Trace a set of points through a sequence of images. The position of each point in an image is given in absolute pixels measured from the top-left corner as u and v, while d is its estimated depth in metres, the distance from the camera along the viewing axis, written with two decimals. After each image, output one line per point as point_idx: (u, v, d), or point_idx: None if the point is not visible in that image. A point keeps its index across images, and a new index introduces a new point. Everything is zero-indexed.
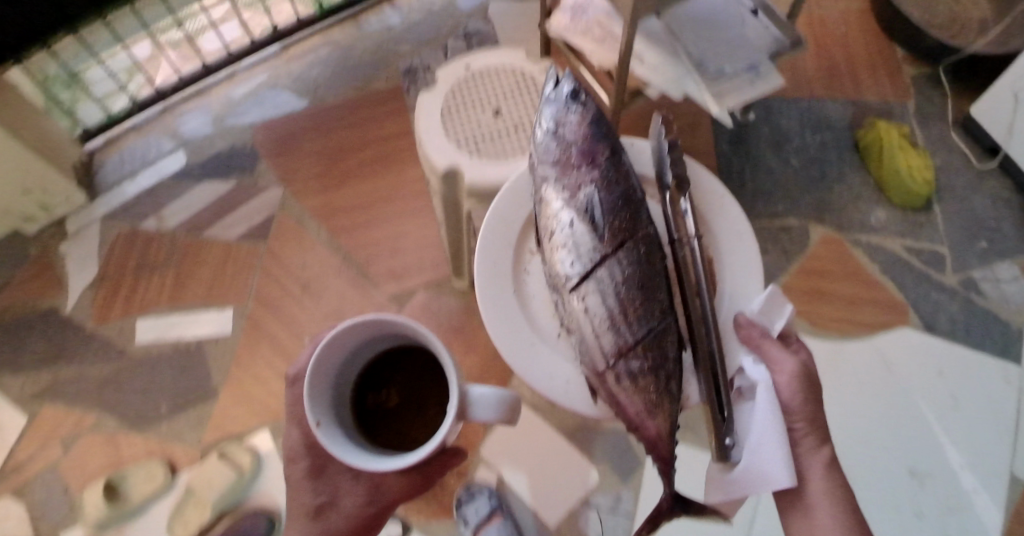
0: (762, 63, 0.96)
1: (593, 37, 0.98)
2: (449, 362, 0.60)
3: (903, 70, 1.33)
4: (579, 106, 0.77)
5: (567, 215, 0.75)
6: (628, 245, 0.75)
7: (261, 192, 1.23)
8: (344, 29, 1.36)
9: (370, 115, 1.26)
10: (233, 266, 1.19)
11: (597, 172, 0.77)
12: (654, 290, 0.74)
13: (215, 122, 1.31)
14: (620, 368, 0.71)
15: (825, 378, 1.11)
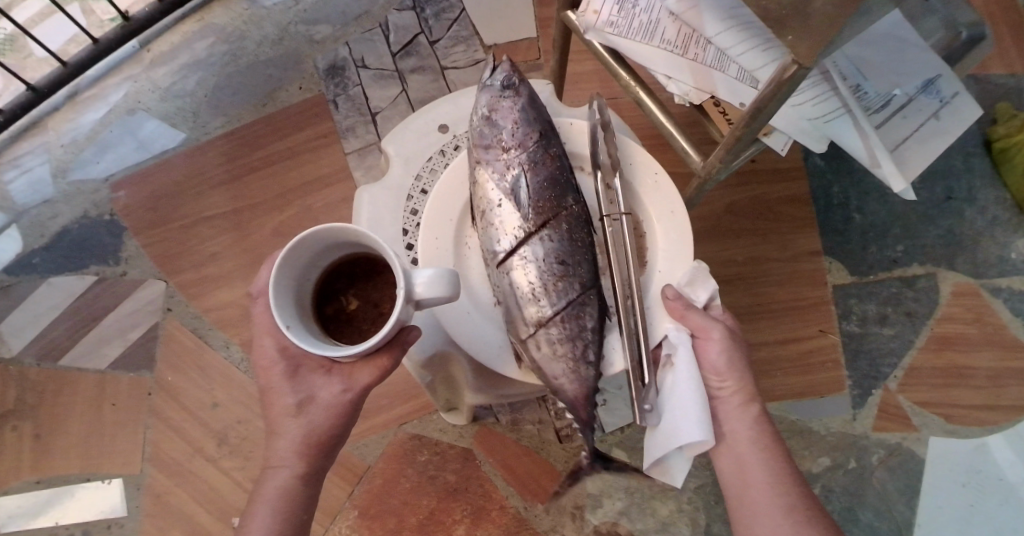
0: (944, 81, 0.58)
1: (662, 41, 0.53)
2: (382, 239, 0.39)
3: None
4: (511, 90, 0.52)
5: (493, 181, 0.49)
6: (556, 218, 0.49)
7: (133, 289, 0.81)
8: (227, 6, 0.87)
9: (285, 150, 0.83)
10: (113, 409, 0.80)
11: (522, 119, 0.52)
12: (577, 263, 0.49)
13: (59, 176, 0.85)
14: (534, 340, 0.47)
15: (951, 483, 0.80)
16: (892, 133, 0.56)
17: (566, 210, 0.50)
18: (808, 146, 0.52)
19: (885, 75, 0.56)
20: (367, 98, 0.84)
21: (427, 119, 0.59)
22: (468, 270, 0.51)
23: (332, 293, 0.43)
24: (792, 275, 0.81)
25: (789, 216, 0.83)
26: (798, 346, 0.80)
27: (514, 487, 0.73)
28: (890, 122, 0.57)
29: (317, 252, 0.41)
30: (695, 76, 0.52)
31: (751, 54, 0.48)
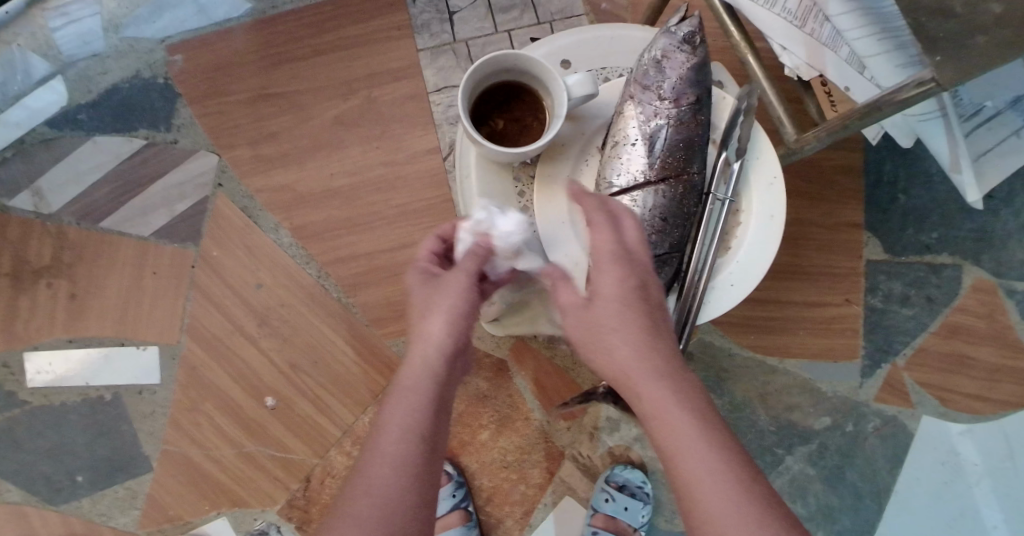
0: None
1: (783, 10, 0.59)
2: (536, 61, 0.52)
3: None
4: (690, 47, 0.52)
5: (637, 124, 0.53)
6: (676, 178, 0.54)
7: (182, 161, 0.80)
8: None
9: (350, 36, 0.79)
10: (154, 276, 0.81)
11: (686, 77, 0.53)
12: (673, 225, 0.54)
13: (109, 30, 0.81)
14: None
15: (932, 461, 0.87)
16: (979, 145, 0.69)
17: (686, 176, 0.54)
18: (898, 139, 0.66)
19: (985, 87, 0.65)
20: None
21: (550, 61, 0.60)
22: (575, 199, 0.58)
23: (485, 116, 0.57)
24: (835, 245, 0.82)
25: (840, 185, 0.82)
26: (828, 313, 0.82)
27: (540, 403, 0.77)
28: (979, 131, 0.68)
29: (478, 92, 0.55)
30: (808, 52, 0.59)
31: (865, 41, 0.53)
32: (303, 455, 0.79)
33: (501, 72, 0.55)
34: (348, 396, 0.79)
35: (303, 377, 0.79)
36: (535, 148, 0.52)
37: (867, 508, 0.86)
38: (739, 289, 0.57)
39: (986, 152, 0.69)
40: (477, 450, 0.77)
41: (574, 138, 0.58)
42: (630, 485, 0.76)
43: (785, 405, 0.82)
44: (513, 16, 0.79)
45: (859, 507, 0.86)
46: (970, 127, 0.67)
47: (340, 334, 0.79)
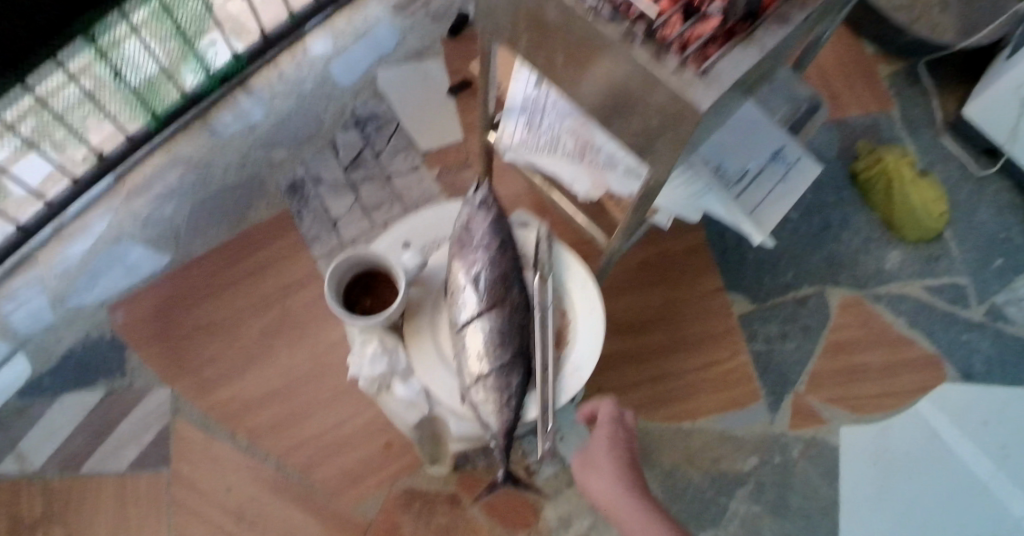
0: (789, 149, 0.78)
1: (564, 152, 0.74)
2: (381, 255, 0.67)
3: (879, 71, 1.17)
4: (487, 206, 0.67)
5: (467, 272, 0.64)
6: (506, 302, 0.64)
7: (140, 398, 0.92)
8: (191, 138, 1.00)
9: (258, 260, 0.95)
10: (136, 505, 0.89)
11: (490, 228, 0.66)
12: (515, 338, 0.64)
13: (54, 306, 0.95)
14: (477, 387, 0.62)
15: (871, 469, 0.97)
16: (750, 199, 0.75)
17: (511, 299, 0.65)
18: (687, 217, 0.75)
19: (738, 154, 0.77)
20: (327, 210, 0.97)
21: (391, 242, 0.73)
22: (437, 342, 0.68)
23: (353, 301, 0.69)
24: (704, 312, 0.96)
25: (689, 261, 0.97)
26: (718, 369, 0.94)
27: (498, 524, 0.86)
28: (747, 190, 0.76)
29: (342, 288, 0.67)
30: (592, 179, 0.73)
31: (629, 155, 0.71)
32: None
33: (355, 267, 0.68)
34: None
35: None
36: (390, 315, 0.64)
37: (821, 527, 0.93)
38: (584, 373, 0.67)
39: (761, 200, 0.76)
40: None
41: (424, 299, 0.69)
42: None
43: (712, 459, 0.92)
44: (386, 210, 0.97)
45: (813, 527, 0.93)
46: (737, 188, 0.76)
47: (310, 510, 0.88)
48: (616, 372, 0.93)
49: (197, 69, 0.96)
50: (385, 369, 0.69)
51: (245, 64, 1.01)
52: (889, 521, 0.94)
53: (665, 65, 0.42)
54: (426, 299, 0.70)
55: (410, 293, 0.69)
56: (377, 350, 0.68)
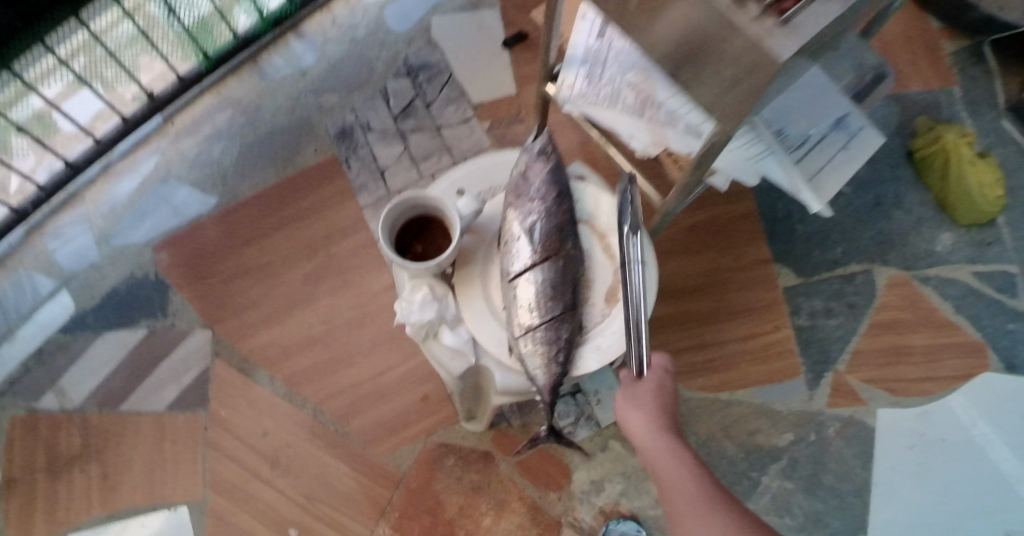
0: (854, 118, 0.76)
1: (624, 107, 0.72)
2: (438, 196, 0.63)
3: (943, 51, 1.11)
4: (545, 155, 0.65)
5: (520, 223, 0.63)
6: (558, 255, 0.63)
7: (180, 340, 0.93)
8: (242, 81, 0.99)
9: (301, 209, 0.95)
10: (175, 444, 0.91)
11: (547, 179, 0.64)
12: (565, 290, 0.63)
13: (101, 243, 0.96)
14: (524, 339, 0.62)
15: (906, 450, 0.95)
16: (811, 164, 0.76)
17: (564, 251, 0.64)
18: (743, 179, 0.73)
19: (806, 117, 0.72)
20: (374, 158, 0.97)
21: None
22: (487, 291, 0.66)
23: (406, 244, 0.66)
24: (752, 284, 0.94)
25: (742, 230, 0.95)
26: (762, 341, 0.93)
27: (533, 482, 0.87)
28: (808, 156, 0.76)
29: (393, 230, 0.65)
30: (652, 134, 0.71)
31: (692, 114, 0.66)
32: None
33: (412, 208, 0.65)
34: (361, 512, 0.87)
35: (320, 502, 0.88)
36: (444, 260, 0.62)
37: (852, 505, 0.92)
38: None
39: (820, 168, 0.76)
40: None
41: (477, 247, 0.68)
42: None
43: (748, 431, 0.91)
44: (434, 161, 0.96)
45: (844, 505, 0.92)
46: (799, 154, 0.74)
47: (345, 457, 0.88)
48: (659, 335, 0.92)
49: (250, 12, 0.96)
50: (433, 316, 0.65)
51: (295, 10, 1.00)
52: (920, 502, 0.93)
53: (746, 11, 0.42)
54: (481, 246, 0.69)
55: (462, 240, 0.67)
56: (427, 296, 0.63)
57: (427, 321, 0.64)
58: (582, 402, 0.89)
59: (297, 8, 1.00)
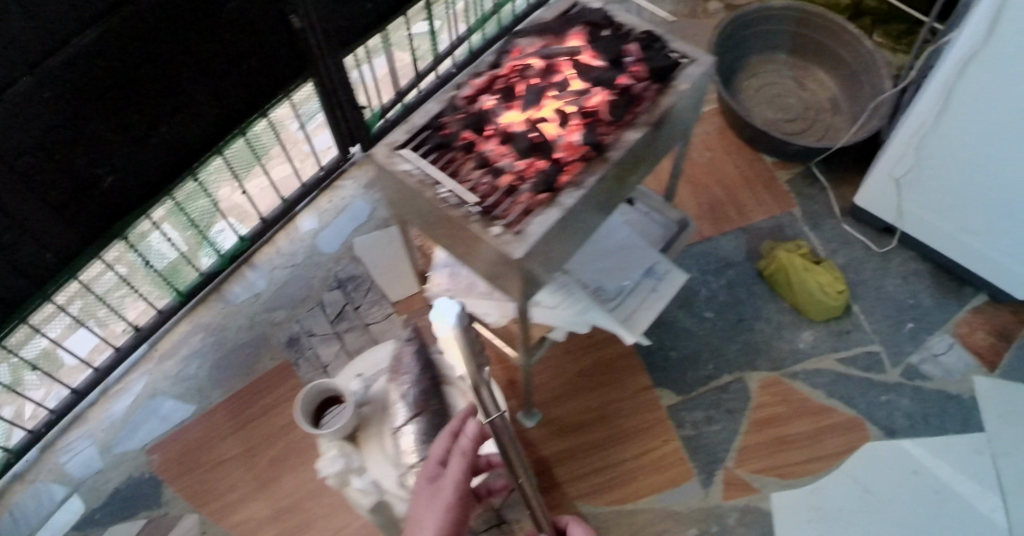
0: (659, 265, 0.93)
1: (478, 292, 0.91)
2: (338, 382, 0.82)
3: (776, 178, 1.43)
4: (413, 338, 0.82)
5: (397, 391, 0.79)
6: (429, 410, 0.78)
7: (174, 522, 1.12)
8: (210, 309, 1.36)
9: (266, 404, 1.23)
10: None
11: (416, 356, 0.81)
12: (438, 435, 0.77)
13: (103, 454, 1.21)
14: (409, 476, 0.75)
15: (808, 525, 1.07)
16: (628, 307, 0.89)
17: (434, 407, 0.79)
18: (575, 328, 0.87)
19: (614, 275, 0.91)
20: (319, 356, 1.28)
21: (344, 372, 0.84)
22: (383, 445, 0.79)
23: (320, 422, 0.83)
24: (637, 408, 1.16)
25: (620, 366, 1.20)
26: (655, 455, 1.12)
27: None
28: (625, 302, 0.89)
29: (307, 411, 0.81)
30: (499, 309, 0.90)
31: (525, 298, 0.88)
32: None
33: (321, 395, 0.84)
34: None
35: None
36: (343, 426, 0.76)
37: None
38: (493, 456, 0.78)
39: (632, 310, 0.89)
40: None
41: (372, 412, 0.82)
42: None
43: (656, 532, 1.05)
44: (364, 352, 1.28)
45: None
46: (617, 300, 0.89)
47: None
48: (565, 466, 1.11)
49: (212, 253, 1.36)
50: (341, 472, 0.76)
51: (248, 245, 1.41)
52: None
53: (491, 230, 0.61)
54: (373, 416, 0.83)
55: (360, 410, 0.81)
56: (336, 453, 0.77)
57: (336, 476, 0.76)
58: None
59: (248, 246, 1.42)
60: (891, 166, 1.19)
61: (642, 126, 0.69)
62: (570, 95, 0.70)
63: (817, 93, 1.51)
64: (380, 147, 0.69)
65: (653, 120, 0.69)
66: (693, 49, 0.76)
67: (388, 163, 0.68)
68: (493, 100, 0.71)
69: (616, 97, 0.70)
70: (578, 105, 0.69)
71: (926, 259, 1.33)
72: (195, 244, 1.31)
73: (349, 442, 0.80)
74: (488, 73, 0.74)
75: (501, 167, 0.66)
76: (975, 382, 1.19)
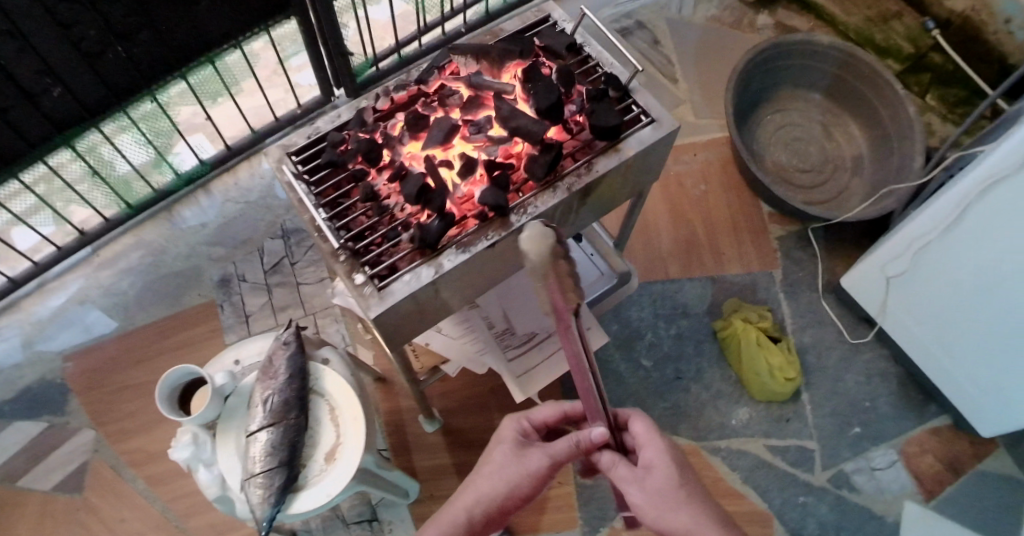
0: (577, 321, 0.88)
1: None
2: (203, 368, 0.77)
3: (768, 231, 1.33)
4: (290, 343, 0.79)
5: (261, 395, 0.76)
6: (286, 420, 0.74)
7: (73, 434, 1.16)
8: (158, 227, 1.32)
9: (181, 338, 1.24)
10: (48, 520, 1.10)
11: (291, 361, 0.78)
12: (290, 447, 0.74)
13: (24, 347, 1.22)
14: (247, 486, 0.72)
15: None
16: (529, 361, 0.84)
17: (293, 417, 0.75)
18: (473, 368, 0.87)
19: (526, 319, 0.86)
20: (244, 304, 1.27)
21: (221, 359, 0.84)
22: (237, 441, 0.77)
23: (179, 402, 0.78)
24: None
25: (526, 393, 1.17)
26: (536, 492, 1.10)
27: None
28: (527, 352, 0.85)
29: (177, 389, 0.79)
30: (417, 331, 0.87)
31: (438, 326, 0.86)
32: None
33: (185, 376, 0.77)
34: None
35: None
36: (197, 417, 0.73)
37: None
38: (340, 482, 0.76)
39: (534, 365, 0.84)
40: None
41: (236, 404, 0.79)
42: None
43: None
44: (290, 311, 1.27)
45: None
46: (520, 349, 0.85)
47: None
48: (446, 480, 1.11)
49: (167, 172, 1.29)
50: (189, 459, 0.74)
51: (209, 170, 1.34)
52: None
53: (353, 278, 0.57)
54: (235, 408, 0.79)
55: (226, 401, 0.79)
56: (187, 439, 0.75)
57: (183, 462, 0.74)
58: (374, 529, 1.07)
59: (211, 168, 1.35)
60: (888, 263, 1.06)
61: (559, 192, 0.61)
62: (487, 139, 0.63)
63: (841, 149, 1.41)
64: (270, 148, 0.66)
65: (577, 186, 0.61)
66: (655, 106, 0.66)
67: (274, 170, 0.64)
68: (401, 126, 0.63)
69: (540, 151, 0.61)
70: (491, 154, 0.63)
71: (903, 364, 1.21)
72: (149, 164, 1.25)
73: (208, 429, 0.77)
74: (413, 90, 0.67)
75: (386, 205, 0.61)
76: (904, 507, 1.09)
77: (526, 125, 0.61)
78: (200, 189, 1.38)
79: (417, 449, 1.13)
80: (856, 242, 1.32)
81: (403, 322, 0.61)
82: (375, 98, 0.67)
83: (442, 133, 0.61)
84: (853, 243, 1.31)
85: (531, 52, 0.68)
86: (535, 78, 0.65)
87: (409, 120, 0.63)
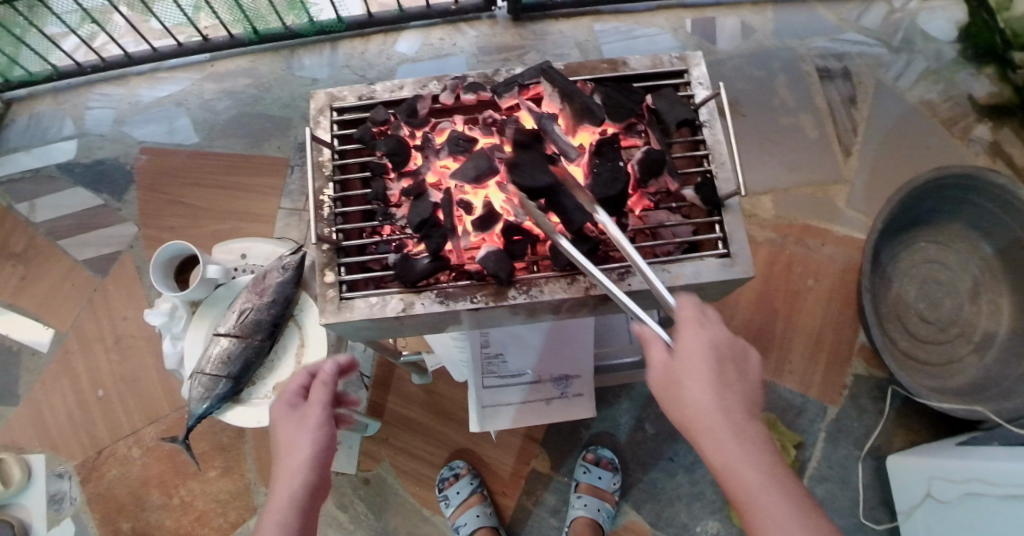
0: (577, 382, 0.84)
1: None
2: (201, 254, 0.83)
3: (849, 364, 1.16)
4: (285, 271, 0.82)
5: (241, 305, 0.82)
6: (249, 339, 0.81)
7: (118, 222, 1.23)
8: (273, 61, 1.32)
9: (239, 180, 1.24)
10: (71, 287, 1.20)
11: (279, 287, 0.82)
12: (242, 362, 0.81)
13: (114, 123, 1.29)
14: (194, 380, 0.80)
15: None
16: (502, 397, 0.83)
17: (256, 339, 0.82)
18: (452, 372, 0.87)
19: (524, 357, 0.82)
20: None
21: (228, 248, 0.90)
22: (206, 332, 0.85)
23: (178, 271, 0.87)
24: (504, 446, 1.10)
25: None
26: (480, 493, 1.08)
27: (256, 473, 1.11)
28: (506, 388, 0.83)
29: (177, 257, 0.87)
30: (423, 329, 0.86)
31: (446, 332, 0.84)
32: (104, 438, 1.13)
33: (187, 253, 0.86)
34: (143, 411, 1.14)
35: (130, 388, 1.15)
36: (180, 295, 0.82)
37: None
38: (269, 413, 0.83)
39: (508, 404, 0.83)
40: (202, 484, 1.11)
41: (220, 297, 0.86)
42: (447, 484, 1.05)
43: None
44: None
45: None
46: (500, 382, 0.83)
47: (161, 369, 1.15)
48: (406, 433, 1.11)
49: (303, 17, 1.28)
50: (162, 326, 0.85)
51: (342, 30, 1.31)
52: None
53: (327, 273, 0.60)
54: (217, 299, 0.86)
55: (214, 289, 0.86)
56: (164, 309, 0.85)
57: (157, 326, 0.85)
58: None
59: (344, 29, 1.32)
60: (938, 482, 0.94)
61: (574, 287, 0.58)
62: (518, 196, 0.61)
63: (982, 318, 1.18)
64: (320, 94, 0.67)
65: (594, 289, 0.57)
66: (742, 241, 0.59)
67: (313, 119, 0.67)
68: (449, 140, 0.63)
69: (569, 236, 0.58)
70: (518, 216, 0.61)
71: None
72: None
73: (188, 306, 0.86)
74: (482, 95, 0.67)
75: (394, 213, 0.64)
76: None
77: (565, 204, 0.57)
78: (325, 40, 1.34)
79: (396, 393, 1.12)
80: (933, 425, 1.14)
81: (370, 331, 0.64)
82: (443, 88, 0.67)
83: (473, 173, 0.60)
84: (930, 424, 1.14)
85: (636, 112, 0.64)
86: (602, 152, 0.61)
87: (453, 138, 0.63)
